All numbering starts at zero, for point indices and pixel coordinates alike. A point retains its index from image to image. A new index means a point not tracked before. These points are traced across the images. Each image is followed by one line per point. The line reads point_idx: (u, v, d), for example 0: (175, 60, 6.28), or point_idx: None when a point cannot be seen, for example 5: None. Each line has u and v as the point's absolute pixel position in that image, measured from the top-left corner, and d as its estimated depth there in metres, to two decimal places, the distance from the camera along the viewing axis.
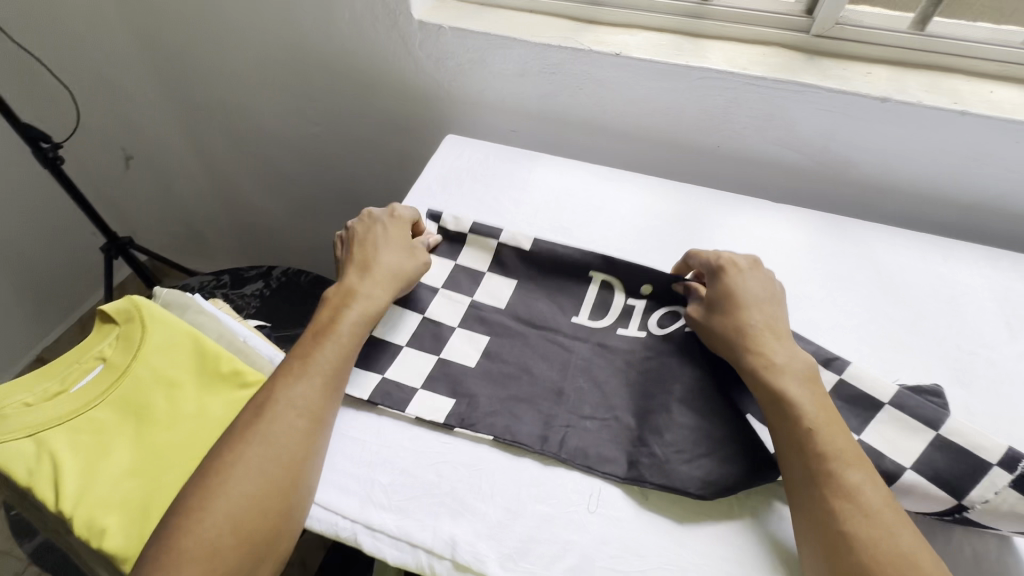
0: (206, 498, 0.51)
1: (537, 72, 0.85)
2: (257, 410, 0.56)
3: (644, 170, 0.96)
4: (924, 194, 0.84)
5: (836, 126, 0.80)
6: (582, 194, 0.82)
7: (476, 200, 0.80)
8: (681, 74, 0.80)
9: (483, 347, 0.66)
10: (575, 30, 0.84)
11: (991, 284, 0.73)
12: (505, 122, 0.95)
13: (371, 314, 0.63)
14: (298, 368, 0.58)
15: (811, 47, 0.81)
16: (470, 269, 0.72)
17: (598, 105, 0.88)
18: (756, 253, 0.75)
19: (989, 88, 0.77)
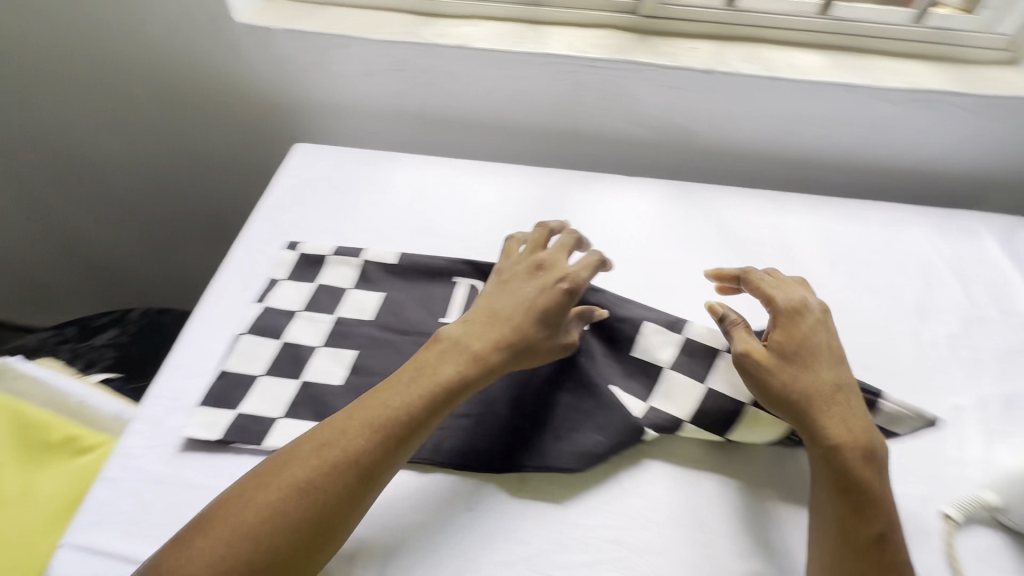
0: (204, 554, 0.38)
1: (383, 70, 0.80)
2: (299, 452, 0.42)
3: (514, 160, 0.91)
4: (769, 162, 0.86)
5: (674, 100, 0.79)
6: (446, 191, 0.74)
7: (326, 208, 0.70)
8: (522, 62, 0.77)
9: (350, 362, 0.54)
10: (415, 24, 0.79)
11: (845, 237, 0.75)
12: (361, 125, 0.88)
13: (463, 384, 0.46)
14: (359, 419, 0.43)
15: (642, 28, 0.81)
16: (332, 287, 0.60)
17: (450, 97, 0.82)
18: (618, 230, 0.71)
19: (793, 55, 0.80)
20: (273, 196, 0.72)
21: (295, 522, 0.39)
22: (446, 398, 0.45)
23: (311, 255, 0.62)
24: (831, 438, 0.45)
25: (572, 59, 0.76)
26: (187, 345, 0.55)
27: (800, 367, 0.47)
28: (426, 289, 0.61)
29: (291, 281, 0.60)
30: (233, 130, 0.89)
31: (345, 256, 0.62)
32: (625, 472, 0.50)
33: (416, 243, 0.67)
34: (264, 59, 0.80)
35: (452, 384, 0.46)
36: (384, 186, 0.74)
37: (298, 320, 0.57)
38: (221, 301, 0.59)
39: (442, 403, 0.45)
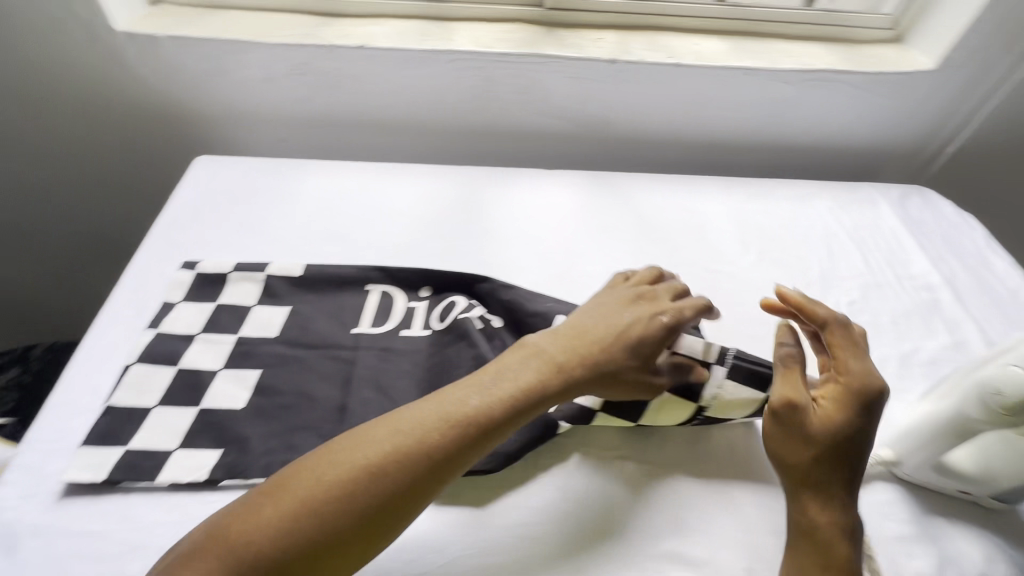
0: (270, 524, 0.36)
1: (284, 74, 0.76)
2: (369, 436, 0.41)
3: (435, 161, 0.89)
4: (684, 146, 0.89)
5: (585, 91, 0.80)
6: (358, 197, 0.72)
7: (229, 222, 0.67)
8: (428, 60, 0.75)
9: (253, 383, 0.51)
10: (315, 25, 0.76)
11: (754, 215, 0.77)
12: (269, 133, 0.84)
13: (539, 397, 0.44)
14: (435, 413, 0.42)
15: (548, 21, 0.81)
16: (234, 306, 0.57)
17: (359, 99, 0.80)
18: (535, 224, 0.71)
19: (695, 42, 0.82)
20: (172, 213, 0.68)
21: (353, 505, 0.37)
22: (524, 407, 0.44)
23: (210, 274, 0.59)
24: (819, 508, 0.43)
25: (479, 54, 0.75)
26: (71, 380, 0.51)
27: (832, 454, 0.44)
28: (336, 301, 0.59)
29: (190, 302, 0.57)
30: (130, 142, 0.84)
31: (248, 272, 0.60)
32: (543, 466, 0.50)
33: (326, 252, 0.65)
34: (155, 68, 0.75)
35: (530, 393, 0.44)
36: (293, 196, 0.71)
37: (198, 343, 0.54)
38: (111, 329, 0.55)
39: (516, 413, 0.43)
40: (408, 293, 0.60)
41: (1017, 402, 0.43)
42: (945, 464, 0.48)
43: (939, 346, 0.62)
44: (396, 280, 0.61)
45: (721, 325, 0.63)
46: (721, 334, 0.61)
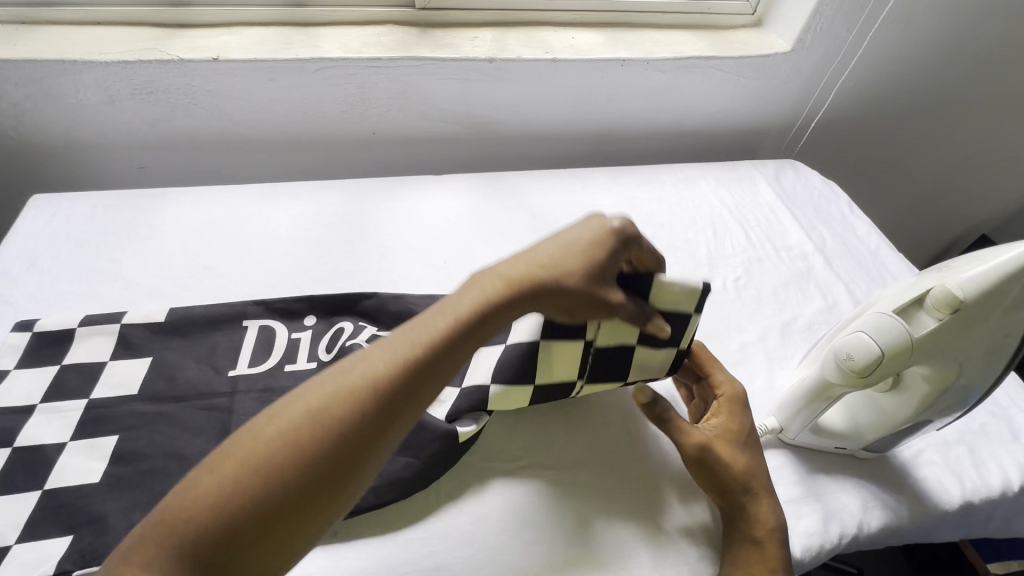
0: (216, 487, 0.37)
1: (133, 95, 0.83)
2: (308, 397, 0.41)
3: (337, 172, 1.01)
4: (550, 143, 1.05)
5: (465, 91, 0.91)
6: (227, 225, 0.78)
7: (67, 266, 0.70)
8: (299, 69, 0.83)
9: (110, 451, 0.54)
10: (160, 39, 0.83)
11: (645, 205, 0.88)
12: (132, 154, 0.92)
13: (475, 335, 0.47)
14: (384, 359, 0.43)
15: (420, 22, 0.93)
16: (81, 364, 0.61)
17: (236, 118, 0.89)
18: (422, 229, 0.78)
19: (572, 35, 0.97)
20: (66, 274, 0.70)
21: (296, 469, 0.38)
22: (455, 345, 0.46)
23: (110, 337, 0.63)
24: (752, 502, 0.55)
25: (359, 57, 0.83)
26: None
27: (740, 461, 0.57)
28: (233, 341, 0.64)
29: (93, 369, 0.60)
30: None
31: (98, 326, 0.63)
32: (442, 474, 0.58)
33: (194, 289, 0.70)
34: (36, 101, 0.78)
35: (465, 331, 0.47)
36: (153, 229, 0.77)
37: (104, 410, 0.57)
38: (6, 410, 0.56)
39: (449, 353, 0.45)
40: (286, 328, 0.65)
41: (863, 365, 0.56)
42: (823, 425, 0.64)
43: (815, 311, 0.78)
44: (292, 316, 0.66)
45: None
46: None
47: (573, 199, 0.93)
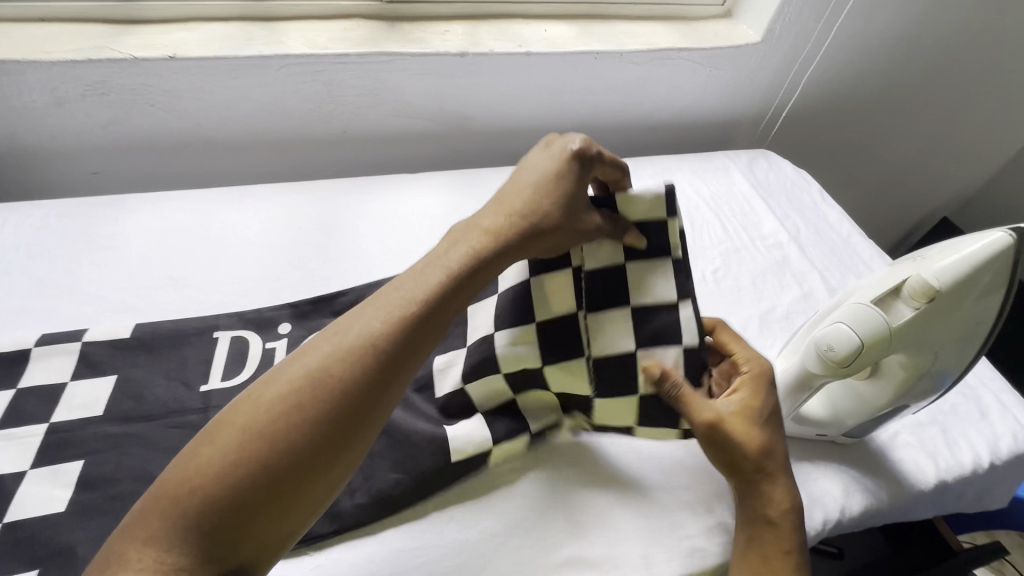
0: (361, 372, 0.37)
1: (281, 68, 0.74)
2: (415, 275, 0.43)
3: (459, 165, 0.96)
4: (681, 132, 1.05)
5: (615, 83, 0.90)
6: (382, 208, 0.76)
7: (235, 242, 0.68)
8: (460, 66, 0.80)
9: None
10: (254, 31, 0.76)
11: (791, 218, 0.87)
12: (250, 116, 0.79)
13: (780, 454, 0.47)
14: (473, 238, 0.46)
15: (575, 15, 0.90)
16: (259, 333, 0.60)
17: (389, 113, 0.84)
18: None
19: (727, 28, 0.94)
20: (208, 251, 0.67)
21: (350, 386, 0.37)
22: (772, 451, 0.46)
23: (272, 309, 0.62)
24: None
25: (527, 49, 0.81)
26: (152, 428, 0.52)
27: None
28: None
29: (254, 339, 0.60)
30: (137, 123, 0.76)
31: (276, 298, 0.64)
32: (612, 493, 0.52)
33: (354, 267, 0.68)
34: (176, 54, 0.70)
35: (760, 420, 0.47)
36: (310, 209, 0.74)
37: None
38: (181, 371, 0.56)
39: (770, 463, 0.46)
40: None
41: None
42: None
43: None
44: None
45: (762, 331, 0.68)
46: None
47: (723, 197, 0.89)
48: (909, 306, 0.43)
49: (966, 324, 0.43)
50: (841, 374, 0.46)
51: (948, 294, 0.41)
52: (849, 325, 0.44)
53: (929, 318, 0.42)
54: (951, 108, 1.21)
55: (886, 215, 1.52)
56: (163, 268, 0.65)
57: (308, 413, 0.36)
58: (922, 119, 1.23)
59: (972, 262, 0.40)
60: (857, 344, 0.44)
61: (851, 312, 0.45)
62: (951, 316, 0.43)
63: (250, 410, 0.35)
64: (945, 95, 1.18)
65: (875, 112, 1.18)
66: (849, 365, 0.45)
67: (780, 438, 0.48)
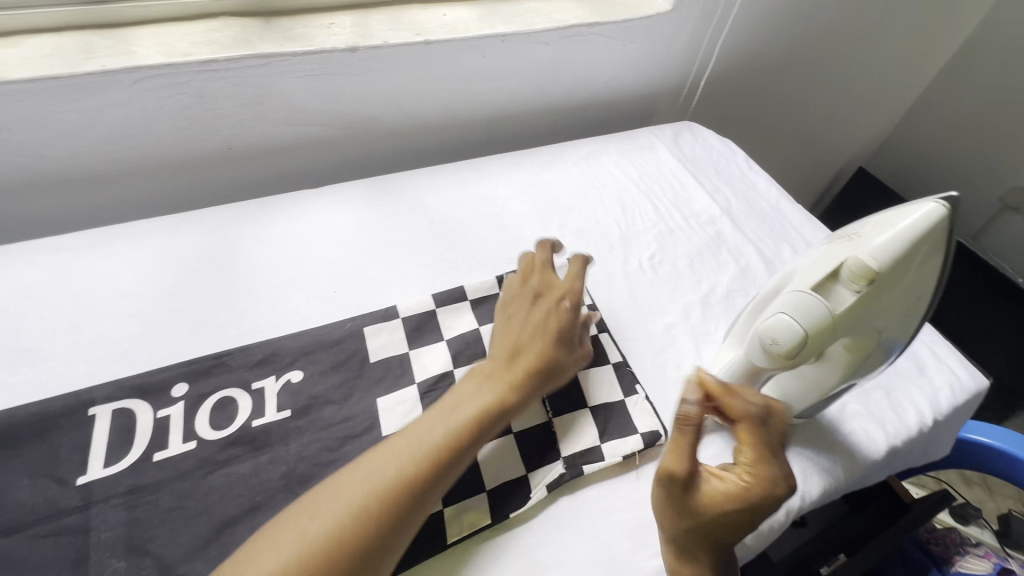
0: (399, 506, 0.40)
1: (133, 84, 0.63)
2: (447, 408, 0.46)
3: (370, 172, 0.88)
4: (603, 112, 1.01)
5: (527, 67, 0.84)
6: (282, 231, 0.67)
7: (106, 295, 0.58)
8: (352, 62, 0.71)
9: (194, 507, 0.45)
10: (96, 42, 0.64)
11: (721, 190, 0.85)
12: (108, 141, 0.67)
13: (708, 546, 0.42)
14: (495, 373, 0.49)
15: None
16: (145, 399, 0.50)
17: (278, 124, 0.74)
18: (495, 222, 0.73)
19: None
20: (74, 312, 0.56)
21: (390, 519, 0.39)
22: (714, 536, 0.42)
23: (161, 370, 0.52)
24: None
25: (425, 37, 0.74)
26: (14, 543, 0.41)
27: None
28: (293, 378, 0.53)
29: (141, 408, 0.49)
30: None
31: (164, 357, 0.54)
32: (573, 522, 0.48)
33: (256, 306, 0.59)
34: None
35: (705, 520, 0.41)
36: (194, 243, 0.64)
37: (167, 458, 0.47)
38: (49, 465, 0.45)
39: (690, 545, 0.42)
40: (370, 344, 0.57)
41: None
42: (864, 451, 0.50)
43: None
44: (358, 330, 0.57)
45: (705, 317, 0.66)
46: (691, 338, 0.63)
47: (650, 175, 0.86)
48: (848, 290, 0.40)
49: (906, 303, 0.41)
50: (788, 366, 0.44)
51: (887, 274, 0.39)
52: (791, 316, 0.41)
53: (871, 301, 0.40)
54: (855, 61, 1.24)
55: (807, 170, 1.56)
56: (15, 340, 0.54)
57: (346, 549, 0.37)
58: (828, 75, 1.26)
59: (907, 238, 0.38)
60: (802, 335, 0.41)
61: (793, 301, 0.41)
62: (891, 296, 0.40)
63: (292, 537, 0.37)
64: (847, 50, 1.21)
65: (787, 74, 1.19)
66: (795, 357, 0.42)
67: (722, 539, 0.42)
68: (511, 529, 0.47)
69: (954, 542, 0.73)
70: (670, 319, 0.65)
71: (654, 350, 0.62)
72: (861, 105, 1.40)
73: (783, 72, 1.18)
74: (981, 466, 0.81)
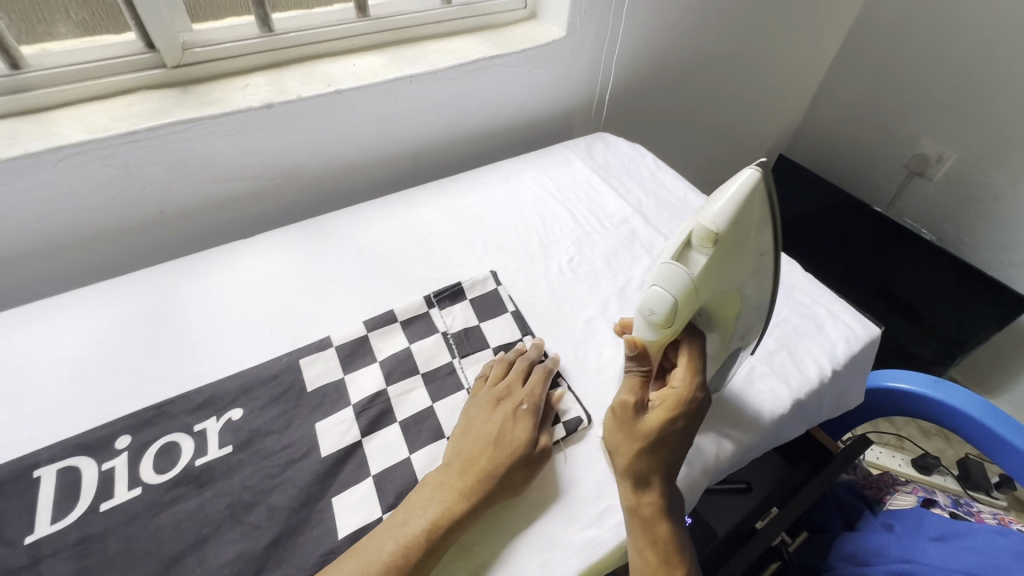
0: None
1: (56, 163, 0.66)
2: (399, 523, 0.47)
3: (306, 216, 0.93)
4: (521, 133, 1.08)
5: (439, 103, 0.91)
6: (217, 282, 0.70)
7: (46, 364, 0.60)
8: (267, 118, 0.76)
9: (141, 548, 0.47)
10: (17, 130, 0.68)
11: (632, 191, 0.92)
12: (37, 218, 0.70)
13: (659, 465, 0.49)
14: (449, 483, 0.50)
15: (382, 43, 0.90)
16: (89, 455, 0.52)
17: (207, 183, 0.79)
18: (422, 246, 0.78)
19: (532, 28, 0.99)
20: (14, 383, 0.59)
21: None
22: (661, 458, 0.49)
23: (103, 425, 0.54)
24: None
25: (337, 87, 0.80)
26: None
27: None
28: (234, 416, 0.56)
29: (86, 464, 0.52)
30: None
31: (107, 415, 0.56)
32: (508, 508, 0.51)
33: (195, 355, 0.62)
34: None
35: (652, 437, 0.48)
36: (129, 306, 0.67)
37: (114, 506, 0.49)
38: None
39: (642, 470, 0.48)
40: (307, 374, 0.60)
41: None
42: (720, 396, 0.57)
43: None
44: (295, 363, 0.61)
45: (621, 308, 0.72)
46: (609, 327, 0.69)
47: (566, 186, 0.92)
48: (701, 254, 0.46)
49: (754, 257, 0.48)
50: (670, 332, 0.50)
51: (727, 235, 0.45)
52: (661, 286, 0.48)
53: (720, 260, 0.46)
54: (748, 60, 1.36)
55: (731, 163, 1.67)
56: None
57: None
58: (729, 75, 1.37)
59: (736, 200, 0.44)
60: (671, 301, 0.47)
61: (661, 272, 0.48)
62: (737, 252, 0.47)
63: None
64: (739, 51, 1.32)
65: (690, 79, 1.29)
66: (672, 321, 0.48)
67: (668, 453, 0.49)
68: None
69: (886, 484, 0.81)
70: (590, 314, 0.70)
71: (576, 344, 0.67)
72: (767, 99, 1.52)
73: (686, 78, 1.28)
74: (905, 410, 0.88)
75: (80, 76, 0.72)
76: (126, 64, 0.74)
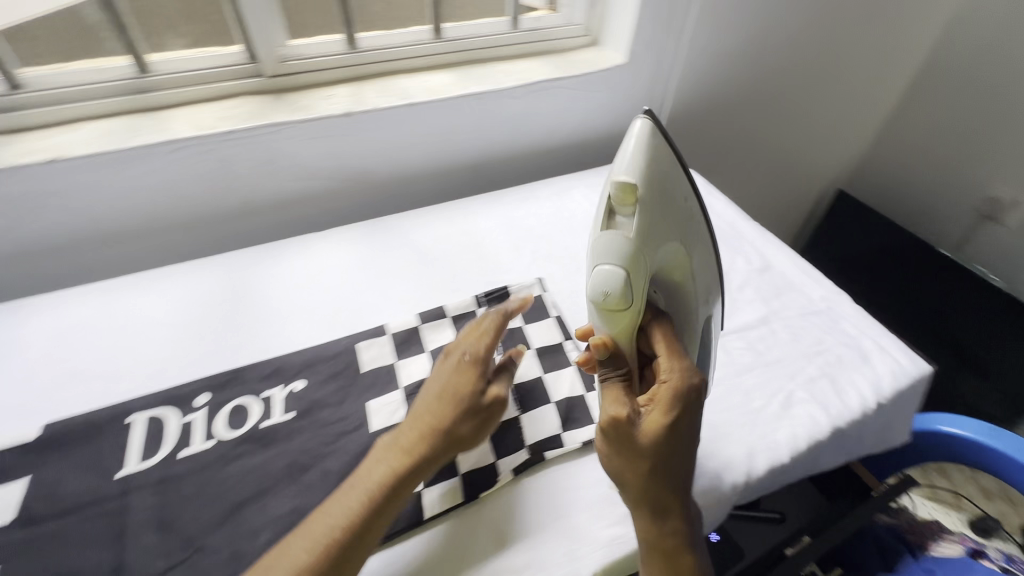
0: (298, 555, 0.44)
1: (169, 155, 0.76)
2: (358, 478, 0.49)
3: (370, 216, 1.00)
4: (576, 152, 1.12)
5: (501, 120, 0.97)
6: (290, 269, 0.77)
7: (144, 327, 0.69)
8: (346, 125, 0.84)
9: (211, 492, 0.53)
10: (140, 124, 0.78)
11: None
12: (146, 202, 0.80)
13: (666, 484, 0.47)
14: (403, 443, 0.51)
15: (452, 63, 0.97)
16: (173, 408, 0.59)
17: (289, 180, 0.87)
18: (474, 250, 0.83)
19: (593, 54, 1.04)
20: (116, 339, 0.67)
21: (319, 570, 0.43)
22: (671, 475, 0.47)
23: (187, 384, 0.62)
24: None
25: (410, 100, 0.87)
26: (69, 523, 0.50)
27: None
28: (297, 387, 0.62)
29: (170, 415, 0.59)
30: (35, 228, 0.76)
31: (190, 375, 0.64)
32: (538, 499, 0.54)
33: (267, 330, 0.69)
34: (58, 156, 0.71)
35: (655, 449, 0.46)
36: (214, 283, 0.75)
37: (190, 454, 0.56)
38: (97, 461, 0.54)
39: (652, 490, 0.47)
40: (363, 357, 0.66)
41: None
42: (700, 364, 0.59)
43: None
44: (352, 346, 0.67)
45: None
46: None
47: None
48: (624, 214, 0.48)
49: (676, 206, 0.50)
50: (631, 308, 0.50)
51: (641, 184, 0.46)
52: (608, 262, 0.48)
53: (649, 215, 0.48)
54: (808, 93, 1.36)
55: (786, 195, 1.65)
56: (70, 366, 0.64)
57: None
58: (788, 108, 1.37)
59: (638, 152, 0.46)
60: (622, 273, 0.47)
61: (601, 248, 0.48)
62: (661, 205, 0.49)
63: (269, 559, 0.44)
64: (799, 85, 1.33)
65: (747, 108, 1.30)
66: (630, 293, 0.48)
67: (672, 458, 0.47)
68: (482, 507, 0.54)
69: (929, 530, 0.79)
70: None
71: None
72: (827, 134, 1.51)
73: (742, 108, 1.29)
74: (958, 459, 0.84)
75: (194, 81, 0.82)
76: (232, 72, 0.84)
